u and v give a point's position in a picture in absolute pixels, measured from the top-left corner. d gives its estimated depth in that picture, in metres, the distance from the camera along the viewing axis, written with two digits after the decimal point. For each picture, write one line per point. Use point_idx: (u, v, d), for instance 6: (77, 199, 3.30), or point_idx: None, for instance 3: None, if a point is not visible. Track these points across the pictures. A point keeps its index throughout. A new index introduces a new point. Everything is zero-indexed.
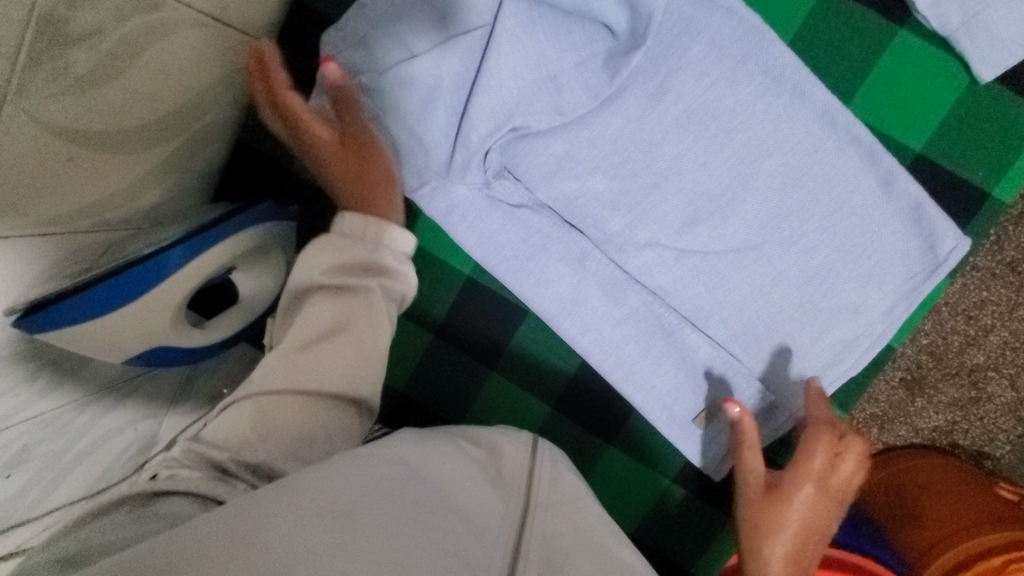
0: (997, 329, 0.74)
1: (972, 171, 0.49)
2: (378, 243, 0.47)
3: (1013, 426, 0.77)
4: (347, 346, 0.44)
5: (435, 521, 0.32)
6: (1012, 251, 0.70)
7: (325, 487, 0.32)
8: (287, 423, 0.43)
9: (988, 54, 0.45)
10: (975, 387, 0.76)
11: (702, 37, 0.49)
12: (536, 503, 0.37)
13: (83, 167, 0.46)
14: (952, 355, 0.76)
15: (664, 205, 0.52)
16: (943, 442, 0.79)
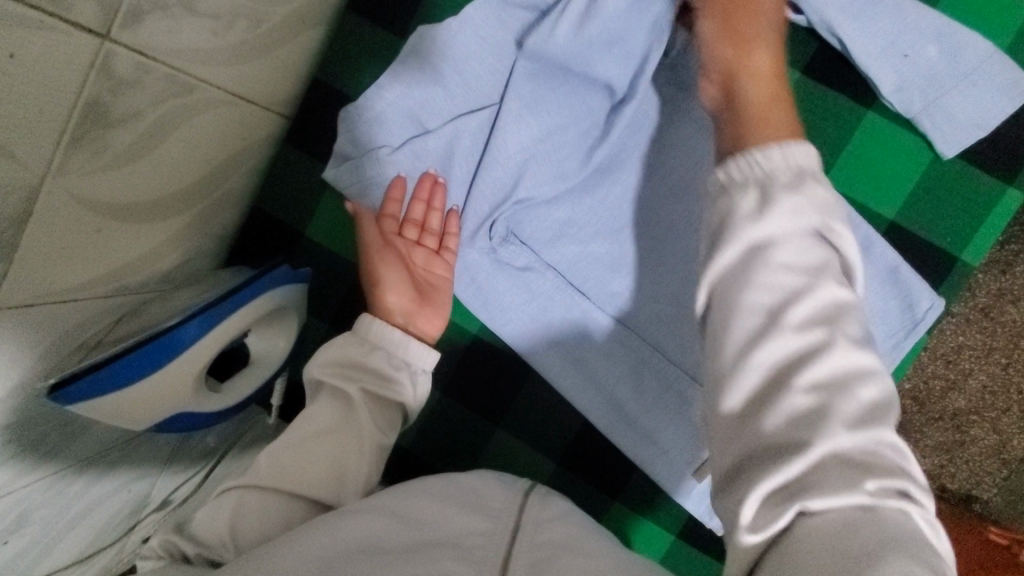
0: (976, 373, 0.78)
1: (940, 237, 0.53)
2: (379, 354, 0.51)
3: (997, 469, 0.80)
4: (328, 454, 0.47)
5: (427, 548, 0.37)
6: (982, 298, 0.76)
7: (329, 533, 0.38)
8: (261, 516, 0.44)
9: (948, 134, 0.50)
10: (958, 431, 0.80)
11: (692, 117, 0.53)
12: (523, 528, 0.40)
13: (107, 237, 0.48)
14: (935, 399, 0.80)
15: (662, 268, 0.56)
16: (932, 487, 0.82)
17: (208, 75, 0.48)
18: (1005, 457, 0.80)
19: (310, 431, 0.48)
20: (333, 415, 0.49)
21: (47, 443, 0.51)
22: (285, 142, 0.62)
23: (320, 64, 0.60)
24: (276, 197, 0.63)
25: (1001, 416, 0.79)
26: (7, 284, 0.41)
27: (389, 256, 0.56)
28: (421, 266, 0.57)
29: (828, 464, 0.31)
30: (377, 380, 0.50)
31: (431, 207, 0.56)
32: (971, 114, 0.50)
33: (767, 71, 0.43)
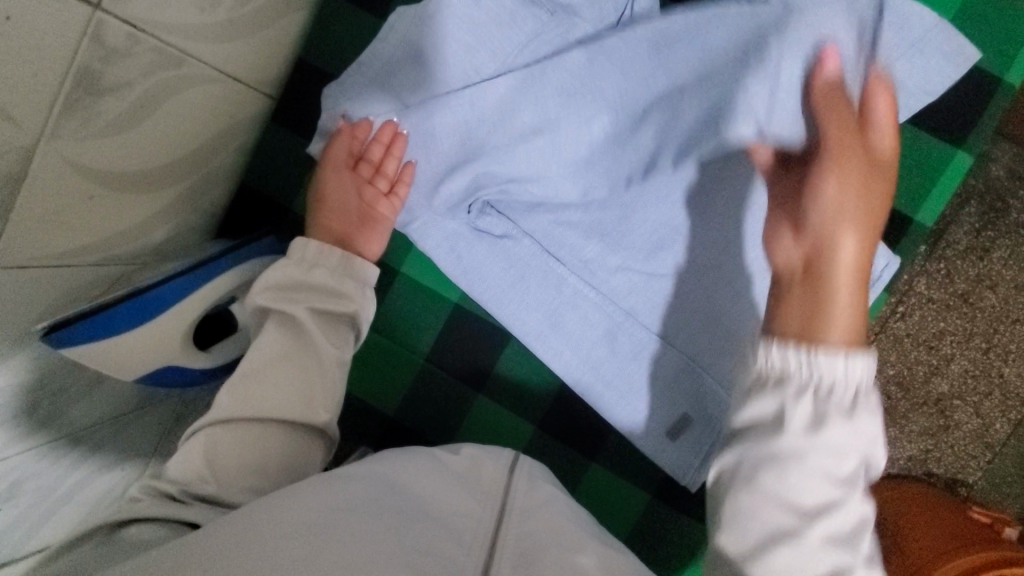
0: (958, 358, 0.82)
1: (896, 199, 0.56)
2: (320, 270, 0.54)
3: (982, 453, 0.84)
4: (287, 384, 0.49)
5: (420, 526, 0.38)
6: (961, 285, 0.81)
7: (326, 495, 0.39)
8: (239, 453, 0.47)
9: (897, 99, 0.53)
10: (942, 415, 0.83)
11: (658, 88, 0.56)
12: (509, 516, 0.42)
13: (100, 205, 0.51)
14: (920, 385, 0.83)
15: (632, 234, 0.59)
16: (918, 472, 0.85)
17: (198, 51, 0.50)
18: (987, 440, 0.83)
19: (262, 358, 0.50)
20: (288, 346, 0.51)
21: (34, 413, 0.53)
22: (272, 121, 0.65)
23: (305, 46, 0.63)
24: (264, 175, 0.66)
25: (983, 401, 0.83)
26: (3, 243, 0.43)
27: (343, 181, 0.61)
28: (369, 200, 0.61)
29: (780, 449, 0.40)
30: (320, 296, 0.54)
31: (390, 152, 0.58)
32: (918, 80, 0.53)
33: (884, 121, 0.46)
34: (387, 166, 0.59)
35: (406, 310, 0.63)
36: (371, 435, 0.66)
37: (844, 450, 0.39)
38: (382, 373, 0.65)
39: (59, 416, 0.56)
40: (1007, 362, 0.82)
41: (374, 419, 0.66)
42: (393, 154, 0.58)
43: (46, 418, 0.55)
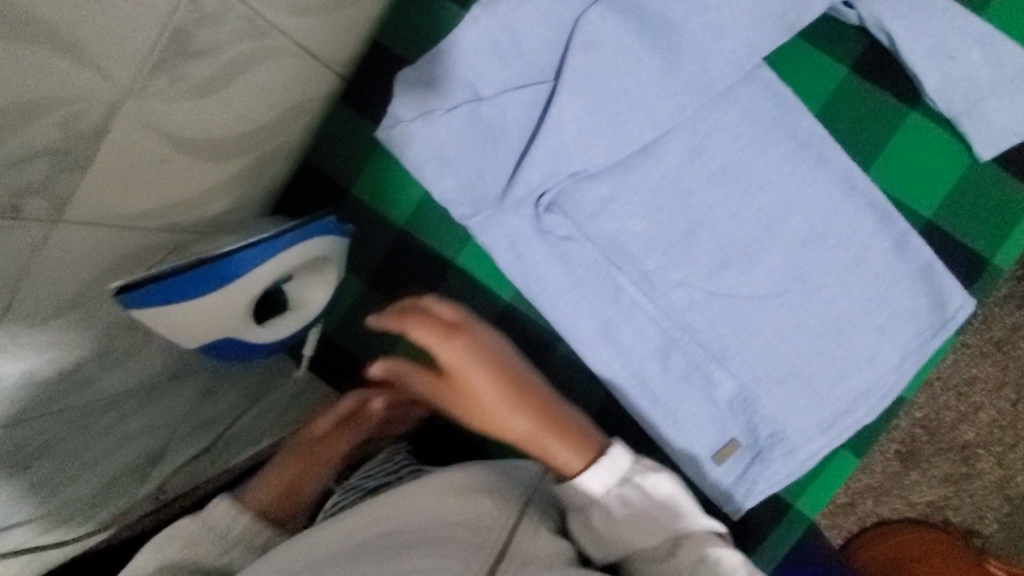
0: (986, 406, 0.84)
1: (973, 239, 0.54)
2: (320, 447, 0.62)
3: (996, 504, 0.85)
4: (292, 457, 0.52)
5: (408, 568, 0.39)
6: (999, 331, 0.83)
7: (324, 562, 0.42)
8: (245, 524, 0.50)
9: (986, 137, 0.52)
10: (965, 464, 0.85)
11: (739, 104, 0.55)
12: (507, 558, 0.42)
13: (172, 168, 0.50)
14: (946, 431, 0.85)
15: (698, 249, 0.57)
16: (938, 518, 0.86)
17: (282, 23, 0.49)
18: (1002, 492, 0.85)
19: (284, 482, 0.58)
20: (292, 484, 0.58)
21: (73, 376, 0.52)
22: (340, 102, 0.64)
23: (382, 29, 0.62)
24: (326, 154, 0.65)
25: (1009, 451, 0.84)
26: (75, 197, 0.43)
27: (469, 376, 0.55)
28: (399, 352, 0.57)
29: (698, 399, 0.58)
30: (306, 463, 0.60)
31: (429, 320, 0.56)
32: (1011, 120, 0.51)
33: None
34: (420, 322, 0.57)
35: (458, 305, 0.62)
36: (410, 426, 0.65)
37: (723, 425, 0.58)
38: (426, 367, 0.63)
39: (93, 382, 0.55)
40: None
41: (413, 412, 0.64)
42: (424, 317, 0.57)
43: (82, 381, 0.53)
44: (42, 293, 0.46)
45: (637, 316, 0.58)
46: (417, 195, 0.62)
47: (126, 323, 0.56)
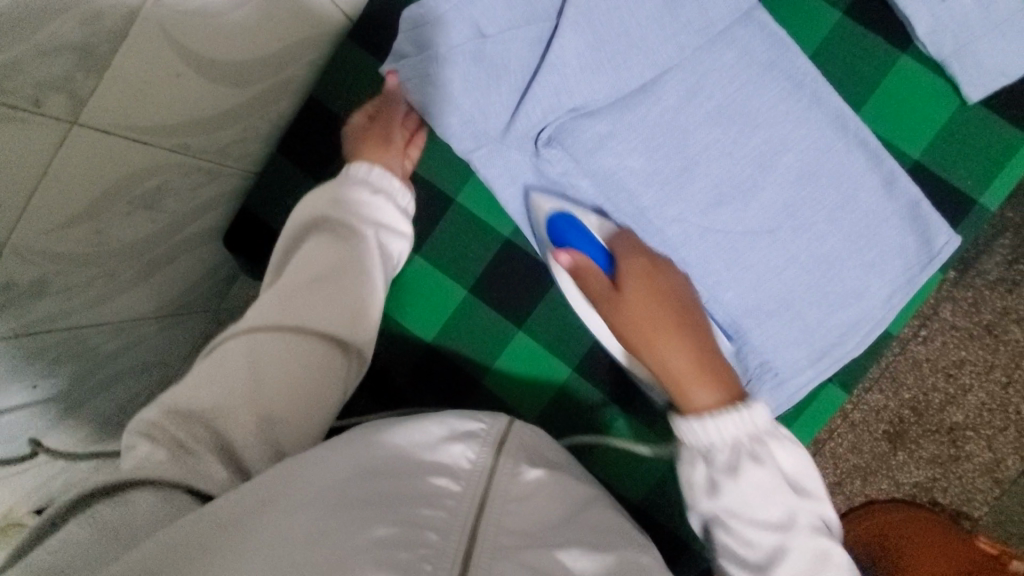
0: (975, 389, 0.95)
1: (961, 179, 0.56)
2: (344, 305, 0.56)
3: (991, 488, 0.96)
4: (335, 253, 0.56)
5: (400, 513, 0.38)
6: (987, 315, 0.93)
7: (292, 511, 0.37)
8: (280, 341, 0.52)
9: (975, 78, 0.54)
10: (954, 445, 0.96)
11: (736, 45, 0.57)
12: (492, 501, 0.41)
13: (185, 88, 0.51)
14: (934, 412, 0.96)
15: (693, 186, 0.58)
16: (924, 497, 0.97)
17: None
18: (997, 476, 0.95)
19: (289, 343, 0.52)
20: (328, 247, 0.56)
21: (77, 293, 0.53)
22: (345, 41, 0.65)
23: None
24: (329, 92, 0.66)
25: (995, 436, 0.95)
26: (93, 102, 0.44)
27: (641, 295, 0.53)
28: (665, 346, 0.53)
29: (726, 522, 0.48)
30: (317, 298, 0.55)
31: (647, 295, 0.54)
32: (998, 62, 0.53)
33: None
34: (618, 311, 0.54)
35: (458, 241, 0.64)
36: (404, 361, 0.66)
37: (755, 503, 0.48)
38: (425, 302, 0.65)
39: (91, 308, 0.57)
40: None
41: (409, 346, 0.66)
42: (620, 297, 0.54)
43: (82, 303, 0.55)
44: (59, 199, 0.47)
45: None
46: (420, 132, 0.64)
47: (134, 244, 0.57)
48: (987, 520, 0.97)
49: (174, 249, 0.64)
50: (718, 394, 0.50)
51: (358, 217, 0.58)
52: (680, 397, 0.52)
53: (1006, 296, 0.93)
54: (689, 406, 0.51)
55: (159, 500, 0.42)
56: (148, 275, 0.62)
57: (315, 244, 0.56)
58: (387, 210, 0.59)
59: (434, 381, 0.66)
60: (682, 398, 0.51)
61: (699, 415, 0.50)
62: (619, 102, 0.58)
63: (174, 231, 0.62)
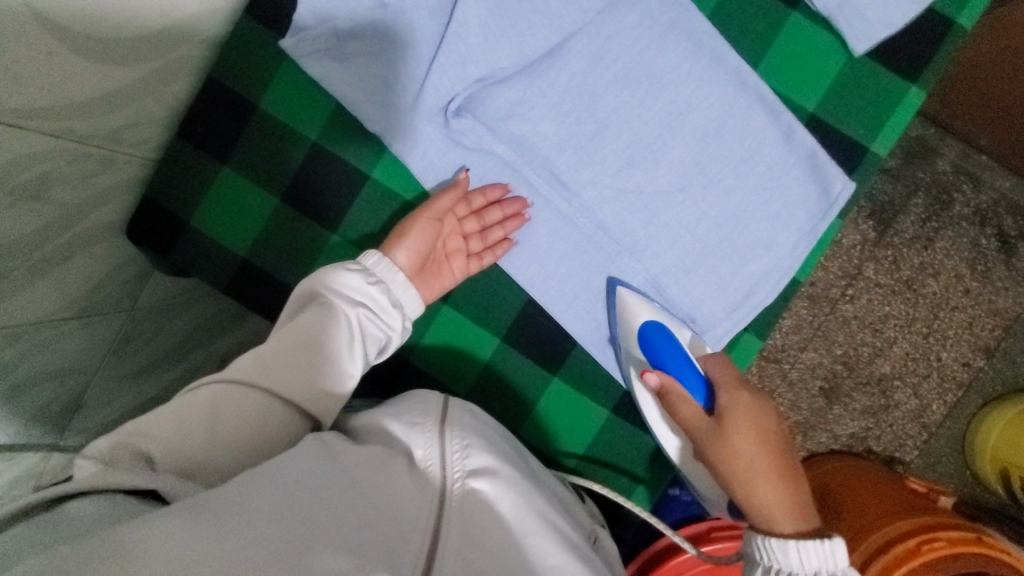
0: (900, 341, 1.00)
1: (854, 129, 0.58)
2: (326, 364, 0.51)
3: (919, 433, 1.02)
4: (320, 335, 0.51)
5: (362, 515, 0.40)
6: (904, 270, 0.99)
7: (267, 495, 0.37)
8: (284, 364, 0.50)
9: (859, 31, 0.56)
10: (884, 395, 1.01)
11: (637, 7, 0.58)
12: (451, 490, 0.45)
13: (63, 67, 0.47)
14: (864, 365, 1.01)
15: (606, 149, 0.59)
16: (859, 447, 1.02)
17: None
18: (923, 421, 1.01)
19: (263, 386, 0.50)
20: (314, 334, 0.51)
21: None
22: (243, 15, 0.62)
23: None
24: (229, 69, 0.63)
25: (918, 383, 1.01)
26: None
27: (744, 431, 0.50)
28: (771, 487, 0.49)
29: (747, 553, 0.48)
30: (298, 361, 0.50)
31: (762, 435, 0.51)
32: (879, 14, 0.56)
33: None
34: (760, 463, 0.49)
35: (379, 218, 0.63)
36: None
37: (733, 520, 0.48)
38: None
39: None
40: (942, 346, 1.00)
41: None
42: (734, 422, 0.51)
43: None
44: None
45: (553, 214, 0.61)
46: (329, 108, 0.63)
47: (25, 241, 0.53)
48: (916, 462, 1.02)
49: (70, 243, 0.60)
50: (800, 521, 0.48)
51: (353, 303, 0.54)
52: (765, 520, 0.48)
53: (917, 249, 0.99)
54: (755, 514, 0.49)
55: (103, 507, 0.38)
56: (46, 275, 0.59)
57: (329, 269, 0.55)
58: (392, 269, 0.56)
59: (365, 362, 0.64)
60: (764, 520, 0.48)
61: (779, 533, 0.47)
62: (529, 67, 0.59)
63: (69, 223, 0.58)
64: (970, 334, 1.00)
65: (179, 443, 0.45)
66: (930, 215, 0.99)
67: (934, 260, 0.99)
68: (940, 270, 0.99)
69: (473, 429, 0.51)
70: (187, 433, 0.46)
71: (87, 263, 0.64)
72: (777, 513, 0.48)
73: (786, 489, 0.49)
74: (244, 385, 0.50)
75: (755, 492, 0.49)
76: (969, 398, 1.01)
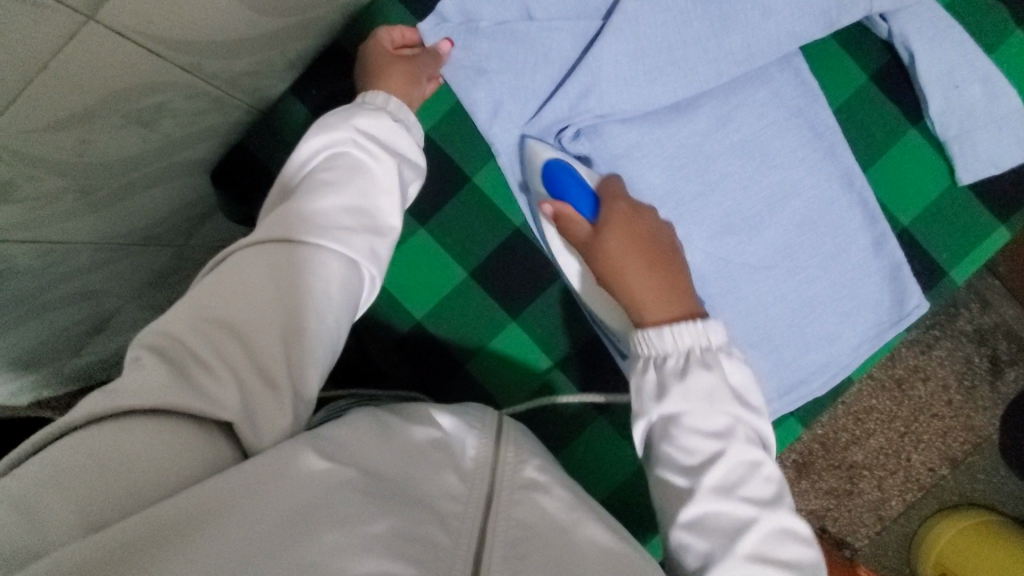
0: (876, 434, 1.01)
1: (938, 252, 0.61)
2: (378, 195, 0.50)
3: (872, 523, 1.02)
4: (353, 174, 0.50)
5: (407, 511, 0.36)
6: (897, 369, 1.01)
7: (290, 486, 0.35)
8: (322, 206, 0.47)
9: (970, 163, 0.59)
10: (850, 481, 1.02)
11: (770, 86, 0.60)
12: (498, 495, 0.41)
13: (219, 10, 0.46)
14: (839, 449, 1.02)
15: (706, 211, 0.60)
16: (815, 525, 1.03)
17: None
18: (880, 514, 1.02)
19: (309, 227, 0.46)
20: (346, 175, 0.50)
21: (28, 199, 0.48)
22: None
23: None
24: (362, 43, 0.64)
25: (886, 477, 1.01)
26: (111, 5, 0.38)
27: (617, 233, 0.52)
28: (652, 261, 0.52)
29: (721, 525, 0.42)
30: (345, 201, 0.48)
31: (634, 216, 0.54)
32: (991, 153, 0.58)
33: None
34: (639, 221, 0.53)
35: (467, 223, 0.63)
36: (390, 337, 0.64)
37: (735, 486, 0.43)
38: (422, 279, 0.64)
39: (40, 226, 0.52)
40: (916, 449, 1.01)
41: (398, 320, 0.64)
42: (640, 218, 0.54)
43: (31, 212, 0.49)
44: (49, 104, 0.41)
45: None
46: (449, 104, 0.63)
47: (112, 165, 0.52)
48: (864, 551, 1.03)
49: (153, 177, 0.59)
50: (671, 307, 0.50)
51: (352, 139, 0.51)
52: (634, 311, 0.51)
53: (918, 351, 1.00)
54: (644, 320, 0.50)
55: (163, 435, 0.36)
56: (119, 199, 0.57)
57: (351, 112, 0.53)
58: (404, 108, 0.56)
59: (419, 361, 0.64)
60: (640, 311, 0.51)
61: (654, 326, 0.49)
62: (654, 115, 0.60)
63: (159, 158, 0.57)
64: (944, 444, 1.00)
65: (234, 316, 0.42)
66: (937, 322, 1.01)
67: (928, 366, 1.01)
68: (932, 377, 1.00)
69: (519, 438, 0.49)
70: (241, 311, 0.42)
71: (163, 195, 0.63)
72: (665, 308, 0.50)
73: (657, 277, 0.51)
74: (281, 237, 0.45)
75: (625, 269, 0.51)
76: (927, 501, 1.01)
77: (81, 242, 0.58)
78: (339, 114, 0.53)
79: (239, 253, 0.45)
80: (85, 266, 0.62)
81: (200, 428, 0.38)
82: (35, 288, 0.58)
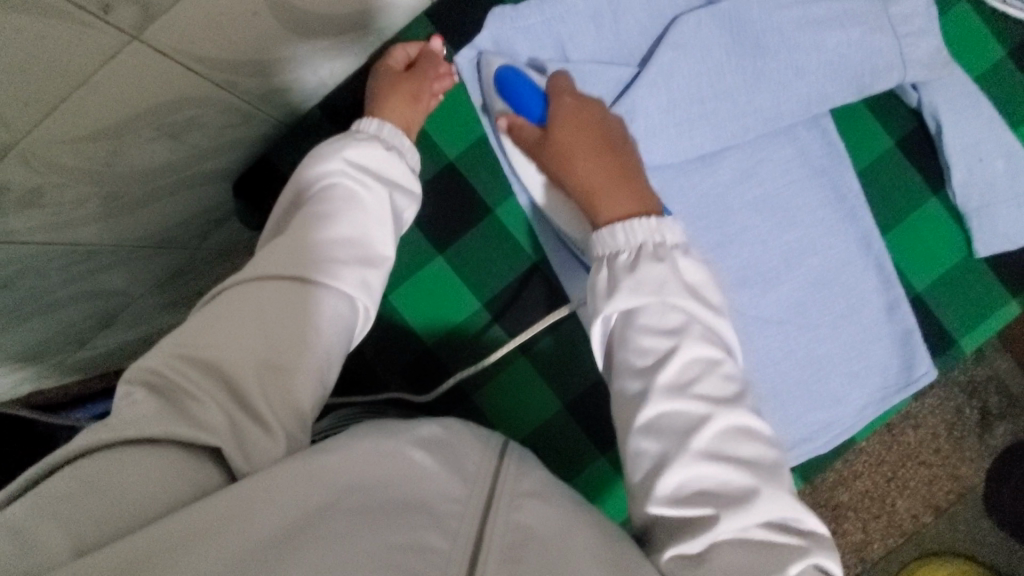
0: (863, 476, 1.00)
1: (950, 319, 0.62)
2: (369, 227, 0.50)
3: (853, 564, 1.00)
4: (344, 207, 0.49)
5: (396, 521, 0.34)
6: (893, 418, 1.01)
7: (291, 495, 0.34)
8: (306, 240, 0.47)
9: (989, 237, 0.59)
10: (835, 521, 0.99)
11: (796, 143, 0.61)
12: (499, 501, 0.37)
13: (261, 34, 0.46)
14: (826, 488, 1.00)
15: (726, 261, 0.60)
16: None
17: None
18: (862, 556, 1.00)
19: (298, 263, 0.46)
20: (334, 207, 0.49)
21: (49, 205, 0.47)
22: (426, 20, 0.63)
23: None
24: None
25: (870, 521, 1.00)
26: (155, 28, 0.37)
27: None
28: None
29: None
30: (332, 234, 0.48)
31: None
32: (1009, 228, 0.59)
33: None
34: None
35: (485, 253, 0.63)
36: (397, 360, 0.63)
37: None
38: (434, 305, 0.63)
39: (64, 230, 0.52)
40: (900, 495, 1.00)
41: (406, 344, 0.63)
42: None
43: (52, 216, 0.49)
44: (84, 117, 0.41)
45: None
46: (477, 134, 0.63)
47: (138, 174, 0.52)
48: None
49: (175, 186, 0.58)
50: None
51: (343, 172, 0.51)
52: None
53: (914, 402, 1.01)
54: None
55: (158, 463, 0.36)
56: (141, 206, 0.57)
57: (344, 143, 0.52)
58: (396, 132, 0.55)
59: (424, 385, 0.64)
60: None
61: None
62: (682, 163, 0.60)
63: (184, 167, 0.56)
64: (929, 491, 1.00)
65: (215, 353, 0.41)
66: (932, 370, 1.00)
67: (920, 414, 1.01)
68: (922, 425, 1.01)
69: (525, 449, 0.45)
70: (225, 346, 0.42)
71: (181, 202, 0.62)
72: None
73: None
74: (269, 276, 0.45)
75: None
76: (908, 547, 1.00)
77: (97, 244, 0.58)
78: (332, 146, 0.52)
79: (229, 290, 0.45)
80: (97, 265, 0.61)
81: (198, 459, 0.38)
82: (44, 288, 0.58)
